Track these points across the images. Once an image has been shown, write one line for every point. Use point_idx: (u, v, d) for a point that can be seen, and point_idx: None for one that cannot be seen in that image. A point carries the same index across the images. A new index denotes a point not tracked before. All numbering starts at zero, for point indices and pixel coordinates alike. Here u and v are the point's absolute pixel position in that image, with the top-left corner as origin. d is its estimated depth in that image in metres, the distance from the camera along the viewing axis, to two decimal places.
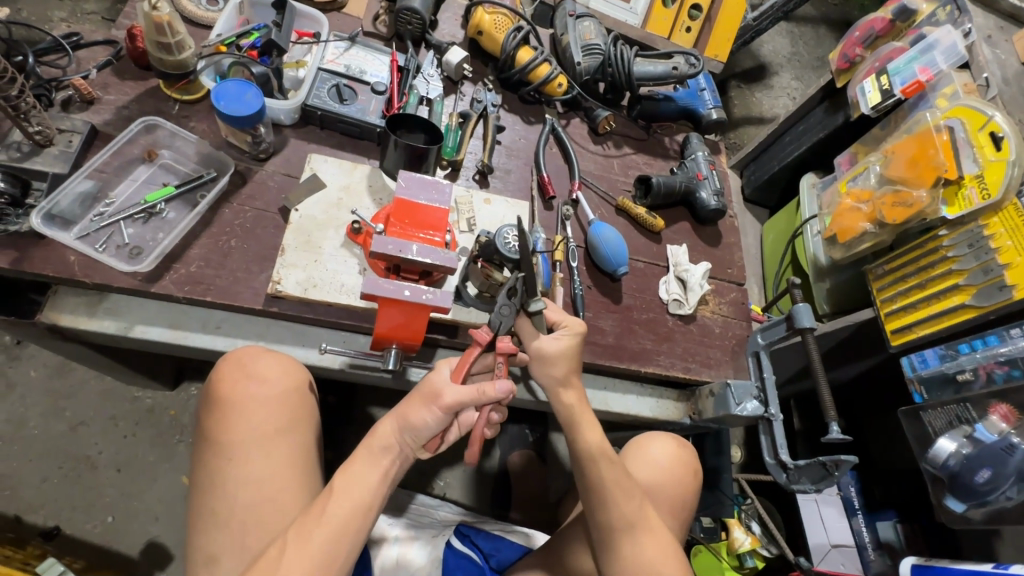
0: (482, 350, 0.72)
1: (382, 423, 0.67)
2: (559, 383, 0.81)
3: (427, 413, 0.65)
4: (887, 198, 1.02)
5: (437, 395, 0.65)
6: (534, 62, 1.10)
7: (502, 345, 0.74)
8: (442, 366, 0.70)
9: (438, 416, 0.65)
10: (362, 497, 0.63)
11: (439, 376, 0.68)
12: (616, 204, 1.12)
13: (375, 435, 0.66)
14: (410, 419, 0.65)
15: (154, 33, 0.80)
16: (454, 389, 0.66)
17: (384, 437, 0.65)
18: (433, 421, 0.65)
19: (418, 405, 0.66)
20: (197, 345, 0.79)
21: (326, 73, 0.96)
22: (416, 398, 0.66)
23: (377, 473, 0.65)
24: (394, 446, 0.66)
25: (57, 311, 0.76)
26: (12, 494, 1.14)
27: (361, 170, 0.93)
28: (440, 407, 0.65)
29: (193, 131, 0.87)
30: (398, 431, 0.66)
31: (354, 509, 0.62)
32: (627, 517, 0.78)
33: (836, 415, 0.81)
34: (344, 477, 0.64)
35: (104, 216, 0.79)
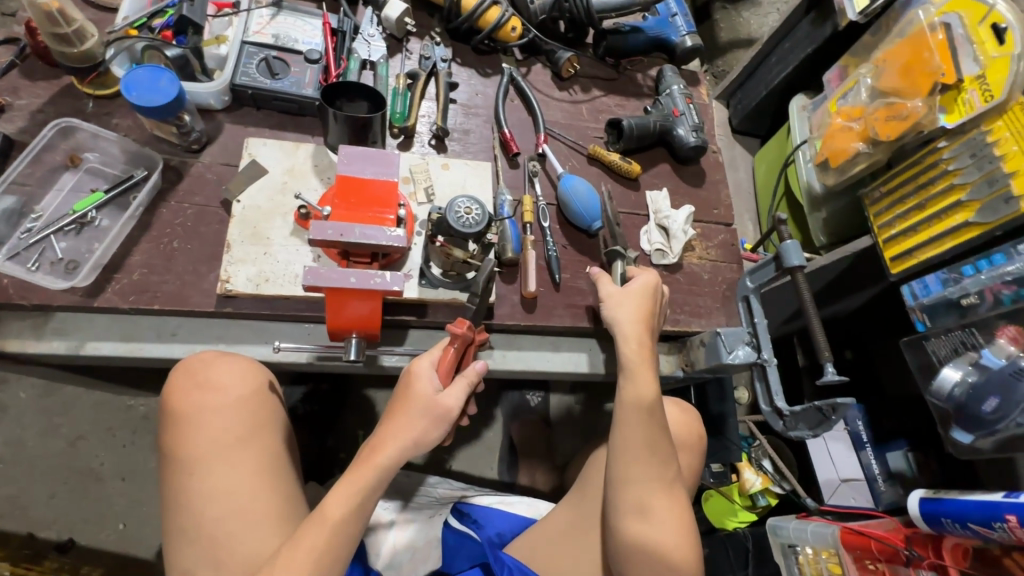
0: (455, 350, 0.69)
1: (386, 448, 0.64)
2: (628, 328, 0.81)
3: (437, 430, 0.66)
4: (880, 113, 0.92)
5: (442, 410, 0.66)
6: (482, 6, 1.00)
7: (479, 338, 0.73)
8: (424, 368, 0.67)
9: (446, 428, 0.66)
10: (356, 523, 0.62)
11: (431, 387, 0.67)
12: (588, 153, 1.05)
13: (381, 464, 0.64)
14: (418, 440, 0.65)
15: (48, 24, 0.73)
16: (453, 394, 0.66)
17: (389, 458, 0.64)
18: (439, 435, 0.66)
19: (426, 423, 0.65)
20: (154, 355, 0.75)
21: (253, 47, 0.88)
22: (419, 415, 0.65)
23: (370, 497, 0.63)
24: (395, 467, 0.65)
25: (2, 337, 0.72)
26: (23, 513, 1.15)
27: (304, 149, 0.86)
28: (450, 422, 0.66)
29: (116, 129, 0.81)
30: (405, 454, 0.65)
31: (348, 530, 0.61)
32: (638, 494, 0.77)
33: (831, 355, 0.76)
34: (336, 497, 0.62)
35: (34, 231, 0.74)
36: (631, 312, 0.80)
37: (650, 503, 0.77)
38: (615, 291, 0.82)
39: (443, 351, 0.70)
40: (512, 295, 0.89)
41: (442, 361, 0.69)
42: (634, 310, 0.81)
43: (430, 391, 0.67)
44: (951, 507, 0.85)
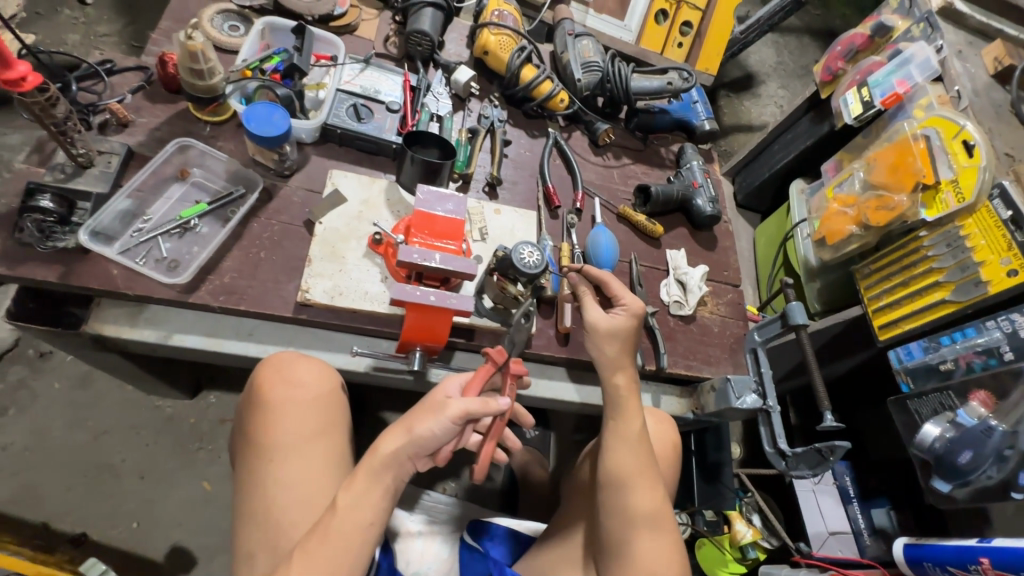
0: (494, 369, 0.72)
1: (384, 441, 0.65)
2: (614, 362, 0.85)
3: (435, 426, 0.64)
4: (871, 203, 1.08)
5: (440, 404, 0.65)
6: (538, 79, 1.17)
7: (513, 367, 0.73)
8: (450, 383, 0.71)
9: (445, 427, 0.63)
10: (366, 512, 0.63)
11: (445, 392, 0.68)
12: (618, 212, 1.19)
13: (379, 452, 0.64)
14: (415, 434, 0.64)
15: (188, 60, 0.85)
16: (460, 400, 0.64)
17: (385, 454, 0.64)
18: (440, 433, 0.64)
19: (425, 416, 0.65)
20: (232, 351, 0.84)
21: (344, 94, 1.02)
22: (423, 412, 0.65)
23: (377, 489, 0.64)
24: (397, 463, 0.65)
25: (101, 322, 0.80)
26: (39, 503, 1.16)
27: (379, 184, 0.98)
28: (441, 414, 0.64)
29: (222, 150, 0.92)
30: (403, 446, 0.64)
31: (361, 523, 0.63)
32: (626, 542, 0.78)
33: (830, 404, 0.87)
34: (349, 495, 0.63)
35: (144, 231, 0.83)
36: (613, 350, 0.85)
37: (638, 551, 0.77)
38: (597, 319, 0.86)
39: (478, 368, 0.72)
40: (548, 329, 0.99)
41: (471, 379, 0.71)
42: (610, 350, 0.85)
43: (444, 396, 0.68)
44: (933, 552, 0.94)
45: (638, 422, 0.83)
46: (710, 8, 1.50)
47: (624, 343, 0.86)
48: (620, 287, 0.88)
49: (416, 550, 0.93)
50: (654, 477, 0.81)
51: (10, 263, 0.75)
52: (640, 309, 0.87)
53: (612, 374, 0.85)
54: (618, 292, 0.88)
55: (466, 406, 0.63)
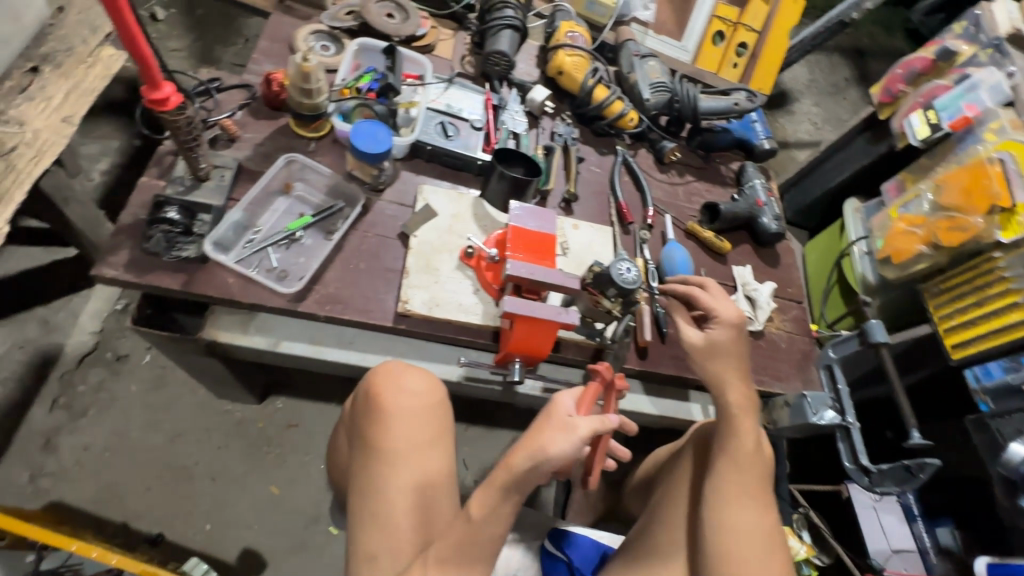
0: (601, 387, 0.73)
1: (518, 456, 0.65)
2: (722, 377, 0.84)
3: (567, 446, 0.64)
4: (941, 224, 1.10)
5: (569, 425, 0.66)
6: (610, 99, 1.21)
7: (618, 382, 0.76)
8: (564, 397, 0.72)
9: (577, 446, 0.65)
10: (497, 525, 0.65)
11: (566, 408, 0.69)
12: (686, 228, 1.22)
13: (513, 467, 0.65)
14: (548, 452, 0.64)
15: (300, 80, 0.89)
16: (586, 419, 0.67)
17: (519, 470, 0.64)
18: (572, 453, 0.65)
19: (553, 434, 0.66)
20: (335, 359, 0.87)
21: (433, 112, 1.06)
22: (551, 429, 0.66)
23: (508, 504, 0.65)
24: (530, 480, 0.65)
25: (215, 328, 0.84)
26: (118, 503, 1.20)
27: (466, 199, 1.02)
28: (575, 434, 0.65)
29: (322, 165, 0.96)
30: (536, 464, 0.64)
31: (491, 535, 0.65)
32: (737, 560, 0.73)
33: (915, 422, 0.88)
34: (480, 507, 0.65)
35: (255, 242, 0.87)
36: (722, 364, 0.84)
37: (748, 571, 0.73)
38: (696, 342, 0.86)
39: (588, 385, 0.74)
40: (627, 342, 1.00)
41: (584, 395, 0.72)
42: (718, 368, 0.84)
43: (564, 411, 0.69)
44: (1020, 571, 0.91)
45: (751, 438, 0.80)
46: (766, 31, 1.56)
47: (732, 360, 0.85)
48: (712, 299, 0.86)
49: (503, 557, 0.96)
50: (766, 498, 0.78)
51: (138, 272, 0.79)
52: (738, 320, 0.85)
53: (724, 390, 0.83)
54: (712, 306, 0.86)
55: (595, 425, 0.66)
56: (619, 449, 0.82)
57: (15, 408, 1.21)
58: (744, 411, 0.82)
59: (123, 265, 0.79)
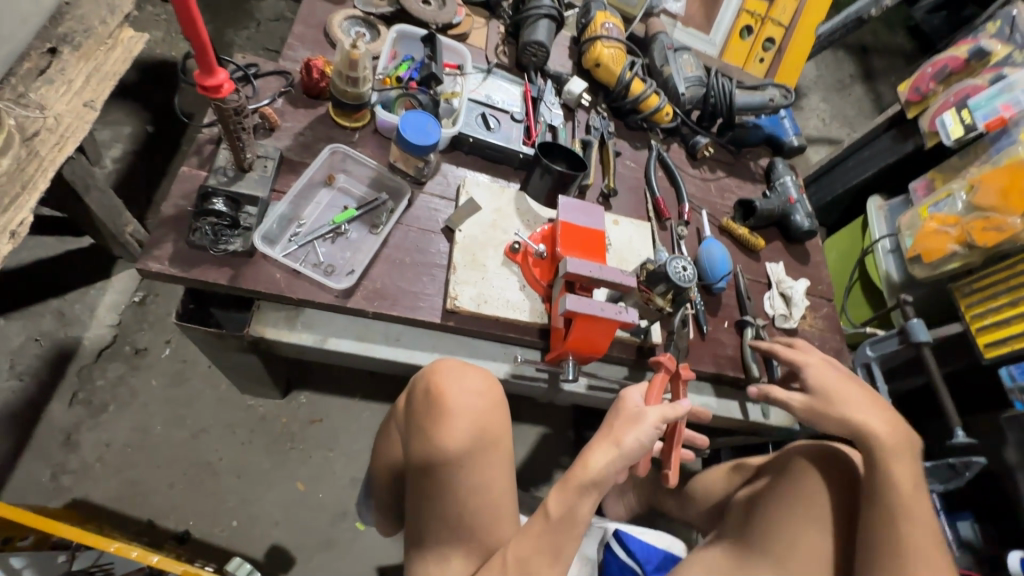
0: (668, 377, 0.75)
1: (597, 455, 0.65)
2: (860, 411, 0.82)
3: (642, 437, 0.66)
4: (977, 223, 1.11)
5: (636, 412, 0.68)
6: (647, 93, 1.19)
7: (684, 373, 0.76)
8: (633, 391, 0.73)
9: (651, 435, 0.66)
10: (575, 525, 0.64)
11: (635, 400, 0.70)
12: (720, 225, 1.21)
13: (592, 465, 0.65)
14: (624, 445, 0.65)
15: (347, 68, 0.86)
16: (653, 407, 0.68)
17: (598, 469, 0.64)
18: (647, 441, 0.66)
19: (625, 426, 0.67)
20: (384, 356, 0.85)
21: (473, 103, 1.03)
22: (621, 420, 0.68)
23: (586, 502, 0.65)
24: (608, 477, 0.65)
25: (262, 324, 0.81)
26: (143, 501, 1.17)
27: (509, 193, 1.00)
28: (645, 422, 0.67)
29: (363, 156, 0.94)
30: (614, 459, 0.65)
31: (571, 535, 0.64)
32: None
33: (960, 420, 0.89)
34: (561, 508, 0.64)
35: (301, 236, 0.85)
36: (860, 401, 0.83)
37: None
38: (799, 402, 0.86)
39: (654, 378, 0.74)
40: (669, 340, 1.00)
41: (650, 389, 0.74)
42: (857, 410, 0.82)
43: (633, 403, 0.71)
44: None
45: (906, 480, 0.76)
46: (792, 25, 1.54)
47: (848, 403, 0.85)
48: (792, 355, 0.90)
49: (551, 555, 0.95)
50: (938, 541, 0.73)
51: (184, 266, 0.76)
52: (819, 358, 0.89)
53: (872, 427, 0.80)
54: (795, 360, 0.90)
55: (663, 411, 0.68)
56: (699, 437, 0.83)
57: (33, 403, 1.16)
58: (897, 447, 0.79)
59: (167, 258, 0.76)
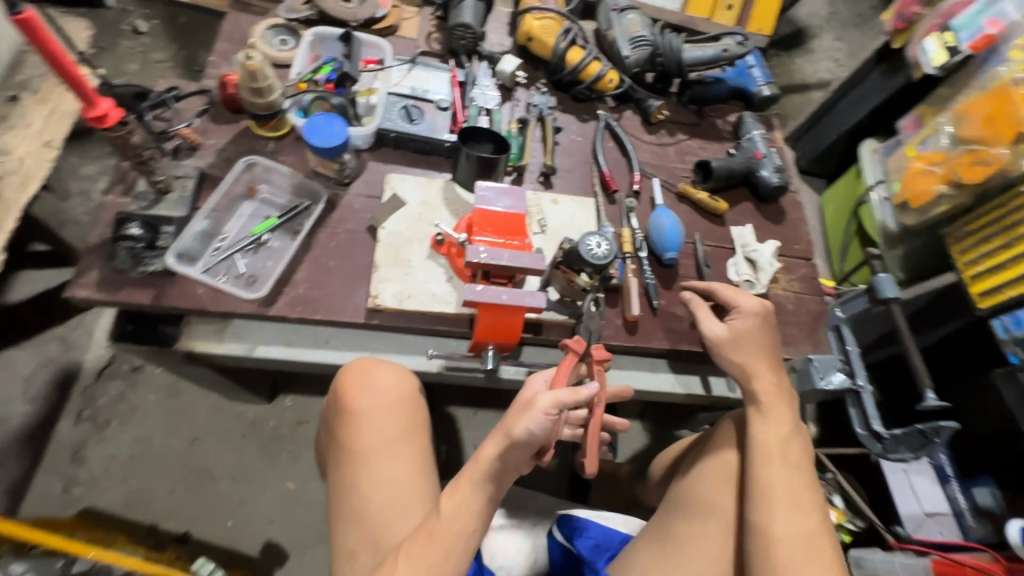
0: (578, 358, 0.73)
1: (486, 448, 0.65)
2: (754, 356, 0.79)
3: (528, 422, 0.62)
4: (963, 158, 0.99)
5: (528, 399, 0.66)
6: (585, 61, 1.14)
7: (597, 354, 0.74)
8: (538, 379, 0.71)
9: (541, 422, 0.62)
10: (468, 518, 0.64)
11: (535, 389, 0.68)
12: (678, 191, 1.14)
13: (483, 459, 0.64)
14: (513, 435, 0.63)
15: (248, 80, 0.87)
16: (545, 393, 0.64)
17: (488, 461, 0.64)
18: (538, 430, 0.62)
19: (518, 416, 0.64)
20: (311, 359, 0.87)
21: (395, 97, 1.02)
22: (514, 411, 0.65)
23: (479, 496, 0.65)
24: (499, 470, 0.64)
25: (192, 338, 0.85)
26: (146, 505, 1.26)
27: (435, 184, 0.98)
28: (534, 408, 0.63)
29: (285, 164, 0.95)
30: (503, 450, 0.64)
31: (463, 526, 0.63)
32: (785, 540, 0.67)
33: (930, 382, 0.81)
34: (451, 500, 0.64)
35: (222, 249, 0.87)
36: (752, 338, 0.80)
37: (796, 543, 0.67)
38: (720, 332, 0.80)
39: (562, 361, 0.73)
40: (615, 318, 0.97)
41: (558, 373, 0.71)
42: (751, 345, 0.80)
43: (532, 393, 0.68)
44: None
45: (774, 414, 0.76)
46: None
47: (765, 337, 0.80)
48: (735, 286, 0.84)
49: (499, 544, 0.94)
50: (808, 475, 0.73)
51: (110, 290, 0.81)
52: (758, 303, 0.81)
53: (750, 365, 0.79)
54: (730, 297, 0.84)
55: (556, 396, 0.64)
56: (615, 419, 0.79)
57: (45, 422, 1.28)
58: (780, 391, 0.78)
59: (94, 284, 0.81)
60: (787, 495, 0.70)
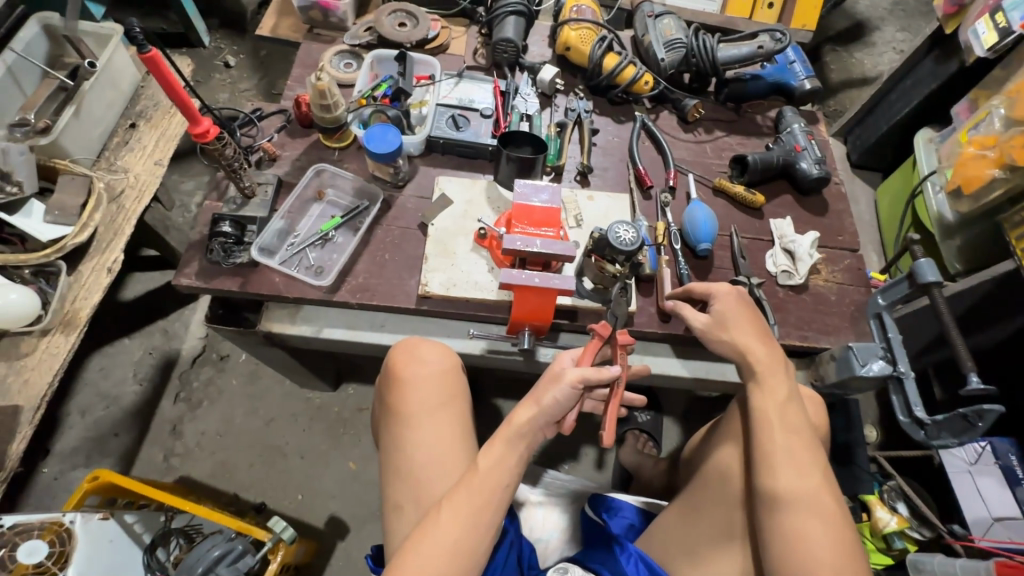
0: (602, 342, 0.78)
1: (520, 412, 0.73)
2: (747, 335, 0.83)
3: (558, 391, 0.72)
4: (1016, 140, 0.98)
5: (558, 372, 0.74)
6: (621, 65, 1.20)
7: (620, 338, 0.78)
8: (566, 356, 0.77)
9: (567, 391, 0.72)
10: (503, 474, 0.72)
11: (564, 364, 0.76)
12: (713, 185, 1.17)
13: (515, 421, 0.73)
14: (546, 402, 0.72)
15: (319, 98, 1.01)
16: (574, 368, 0.73)
17: (521, 424, 0.72)
18: (566, 399, 0.72)
19: (548, 386, 0.73)
20: (370, 340, 0.98)
21: (443, 107, 1.13)
22: (545, 382, 0.74)
23: (513, 455, 0.72)
24: (530, 430, 0.73)
25: (269, 321, 0.98)
26: (230, 477, 1.43)
27: (479, 184, 1.08)
28: (563, 381, 0.72)
29: (348, 171, 1.08)
30: (536, 414, 0.73)
31: (498, 480, 0.71)
32: (794, 506, 0.71)
33: (974, 365, 0.80)
34: (486, 458, 0.72)
35: (296, 244, 1.01)
36: (743, 318, 0.84)
37: (803, 509, 0.71)
38: (705, 321, 0.86)
39: (587, 344, 0.78)
40: (649, 306, 1.01)
41: (584, 354, 0.77)
42: (745, 326, 0.83)
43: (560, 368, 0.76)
44: None
45: (780, 391, 0.79)
46: None
47: (751, 318, 0.84)
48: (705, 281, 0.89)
49: (538, 519, 1.01)
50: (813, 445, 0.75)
51: (206, 278, 0.96)
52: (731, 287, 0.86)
53: (748, 346, 0.82)
54: (703, 290, 0.88)
55: (583, 372, 0.72)
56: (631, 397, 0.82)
57: (151, 401, 1.48)
58: (772, 365, 0.81)
59: (194, 274, 0.96)
60: (788, 459, 0.74)
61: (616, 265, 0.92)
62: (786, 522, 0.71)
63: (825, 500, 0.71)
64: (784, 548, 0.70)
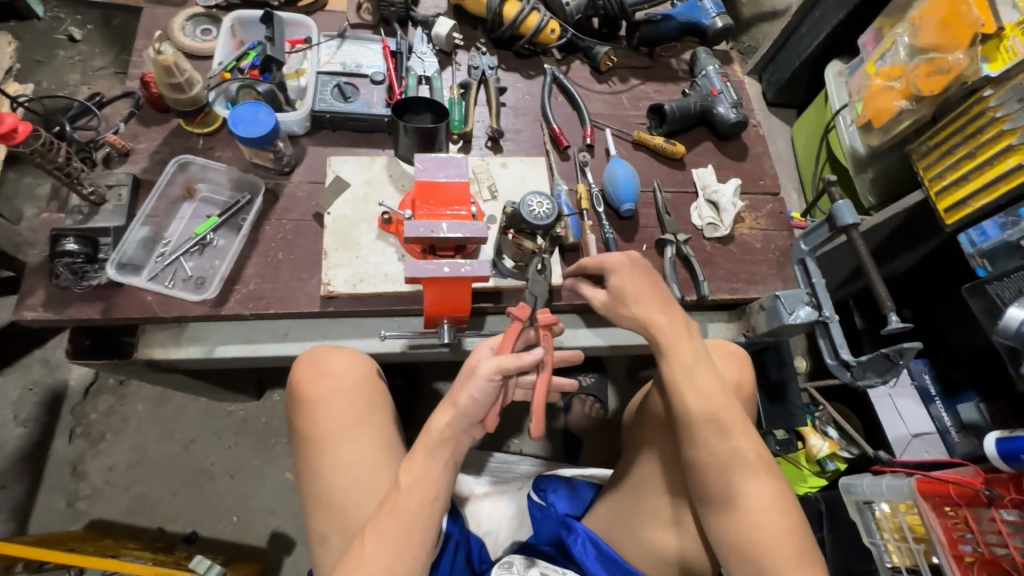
0: (522, 325, 0.71)
1: (437, 416, 0.67)
2: (645, 305, 0.80)
3: (474, 390, 0.65)
4: (921, 69, 0.97)
5: (473, 366, 0.67)
6: (523, 13, 1.08)
7: (543, 319, 0.73)
8: (484, 345, 0.70)
9: (483, 387, 0.65)
10: (428, 487, 0.65)
11: (481, 355, 0.69)
12: (633, 139, 1.11)
13: (433, 428, 0.66)
14: (462, 403, 0.66)
15: (165, 76, 0.84)
16: (488, 359, 0.66)
17: (441, 430, 0.66)
18: (482, 396, 0.65)
19: (463, 385, 0.66)
20: (273, 353, 0.87)
21: (326, 76, 0.98)
22: (458, 380, 0.67)
23: (437, 463, 0.66)
24: (451, 434, 0.66)
25: (149, 346, 0.85)
26: (151, 511, 1.29)
27: (378, 162, 0.96)
28: (477, 375, 0.65)
29: (220, 160, 0.93)
30: (453, 417, 0.66)
31: (424, 493, 0.65)
32: (725, 472, 0.69)
33: (893, 305, 0.80)
34: (408, 472, 0.65)
35: (167, 254, 0.86)
36: (642, 286, 0.81)
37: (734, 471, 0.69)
38: (607, 301, 0.83)
39: (508, 330, 0.71)
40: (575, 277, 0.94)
41: (504, 341, 0.70)
42: (647, 294, 0.80)
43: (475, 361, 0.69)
44: None
45: (689, 355, 0.77)
46: None
47: (652, 285, 0.81)
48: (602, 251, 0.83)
49: (485, 512, 0.96)
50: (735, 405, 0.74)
51: (58, 308, 0.80)
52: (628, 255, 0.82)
53: (650, 316, 0.79)
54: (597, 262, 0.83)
55: (498, 362, 0.65)
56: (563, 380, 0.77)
57: (41, 443, 1.30)
58: (675, 333, 0.78)
59: (42, 304, 0.80)
60: (711, 423, 0.72)
61: (535, 239, 0.85)
62: (720, 488, 0.69)
63: (753, 456, 0.71)
64: (724, 514, 0.68)
